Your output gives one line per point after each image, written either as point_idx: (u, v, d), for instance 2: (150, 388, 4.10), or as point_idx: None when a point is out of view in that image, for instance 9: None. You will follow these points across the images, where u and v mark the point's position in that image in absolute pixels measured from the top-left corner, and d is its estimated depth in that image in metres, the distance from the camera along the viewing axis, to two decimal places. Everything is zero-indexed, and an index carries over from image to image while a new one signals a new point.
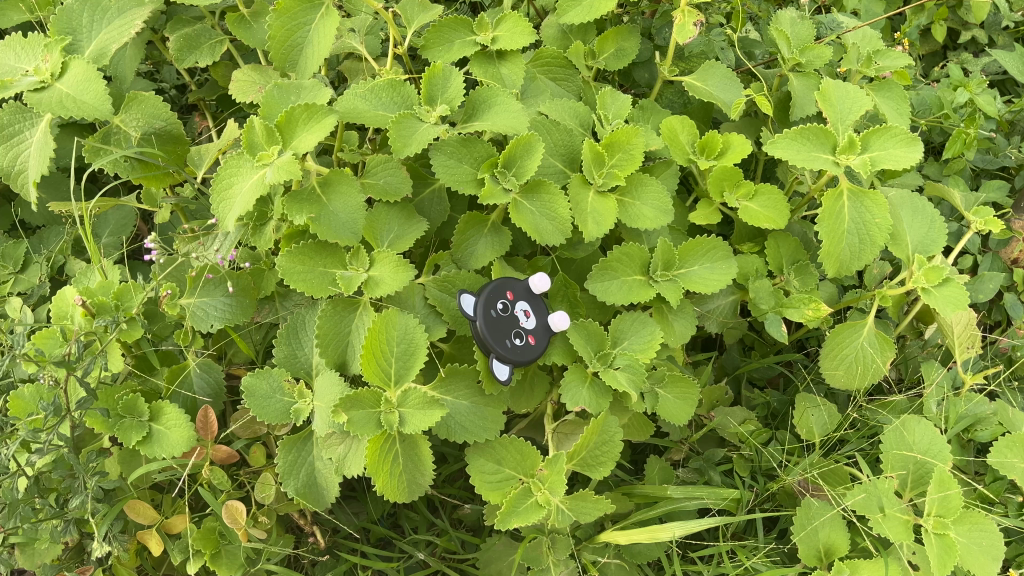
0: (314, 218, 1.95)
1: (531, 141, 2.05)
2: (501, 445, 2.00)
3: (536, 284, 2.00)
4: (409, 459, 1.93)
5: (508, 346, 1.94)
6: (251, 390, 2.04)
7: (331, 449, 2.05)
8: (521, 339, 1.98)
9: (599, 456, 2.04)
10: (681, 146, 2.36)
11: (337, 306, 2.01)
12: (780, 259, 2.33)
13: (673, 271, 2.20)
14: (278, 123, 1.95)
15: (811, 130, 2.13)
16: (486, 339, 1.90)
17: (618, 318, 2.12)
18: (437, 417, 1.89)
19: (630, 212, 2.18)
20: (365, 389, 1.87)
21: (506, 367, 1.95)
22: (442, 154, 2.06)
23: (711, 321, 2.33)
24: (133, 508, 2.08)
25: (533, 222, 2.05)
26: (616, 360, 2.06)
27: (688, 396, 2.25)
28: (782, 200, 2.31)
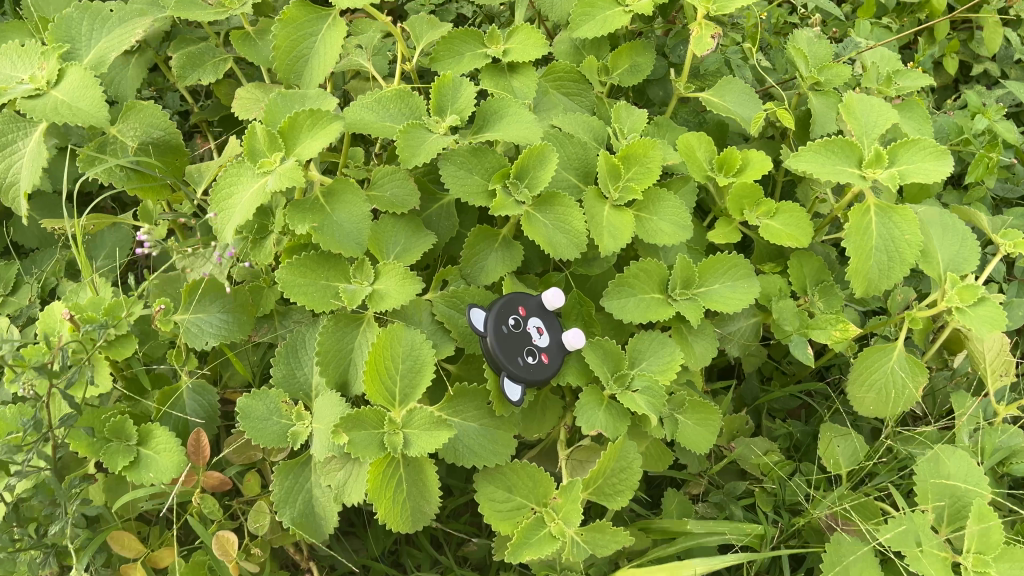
0: (317, 228, 1.84)
1: (543, 151, 1.96)
2: (513, 471, 1.87)
3: (549, 299, 1.90)
4: (413, 484, 1.79)
5: (519, 364, 1.84)
6: (245, 412, 1.92)
7: (330, 476, 1.92)
8: (534, 357, 1.87)
9: (617, 485, 1.91)
10: (697, 162, 2.28)
11: (339, 322, 1.92)
12: (803, 280, 2.23)
13: (692, 290, 2.10)
14: (281, 129, 1.87)
15: (836, 143, 2.05)
16: (497, 356, 1.81)
17: (636, 337, 2.00)
18: (445, 438, 1.75)
19: (647, 227, 2.09)
20: (368, 408, 1.75)
21: (518, 387, 1.84)
22: (452, 164, 1.96)
23: (732, 345, 2.21)
24: (116, 538, 1.94)
25: (547, 235, 1.95)
26: (634, 382, 1.94)
27: (709, 424, 2.13)
28: (804, 218, 2.22)
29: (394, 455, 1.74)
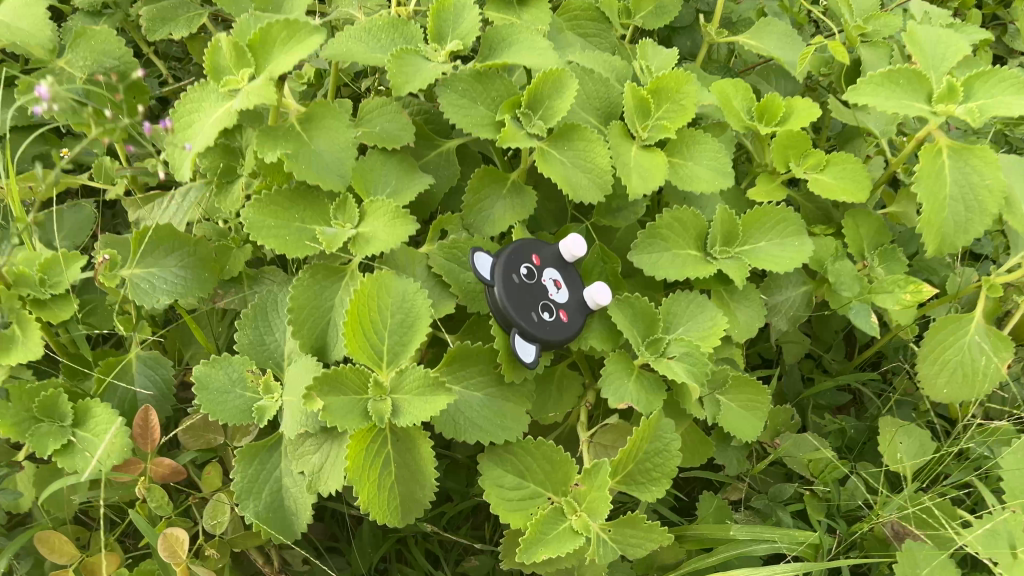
0: (291, 156, 1.53)
1: (561, 76, 1.66)
2: (525, 452, 1.53)
3: (568, 245, 1.58)
4: (404, 467, 1.47)
5: (532, 320, 1.51)
6: (202, 383, 1.59)
7: (303, 460, 1.57)
8: (551, 313, 1.55)
9: (651, 472, 1.59)
10: (734, 109, 1.98)
11: (316, 274, 1.60)
12: (859, 242, 1.92)
13: (734, 248, 1.79)
14: (250, 43, 1.54)
15: (903, 74, 1.75)
16: (507, 308, 1.49)
17: (671, 297, 1.69)
18: (444, 405, 1.42)
19: (681, 174, 1.78)
20: (349, 366, 1.42)
21: (532, 348, 1.51)
22: (452, 90, 1.66)
23: (779, 317, 1.89)
24: (41, 537, 1.59)
25: (565, 173, 1.65)
26: (671, 347, 1.62)
27: (754, 406, 1.81)
28: (860, 171, 1.92)
29: (382, 425, 1.42)
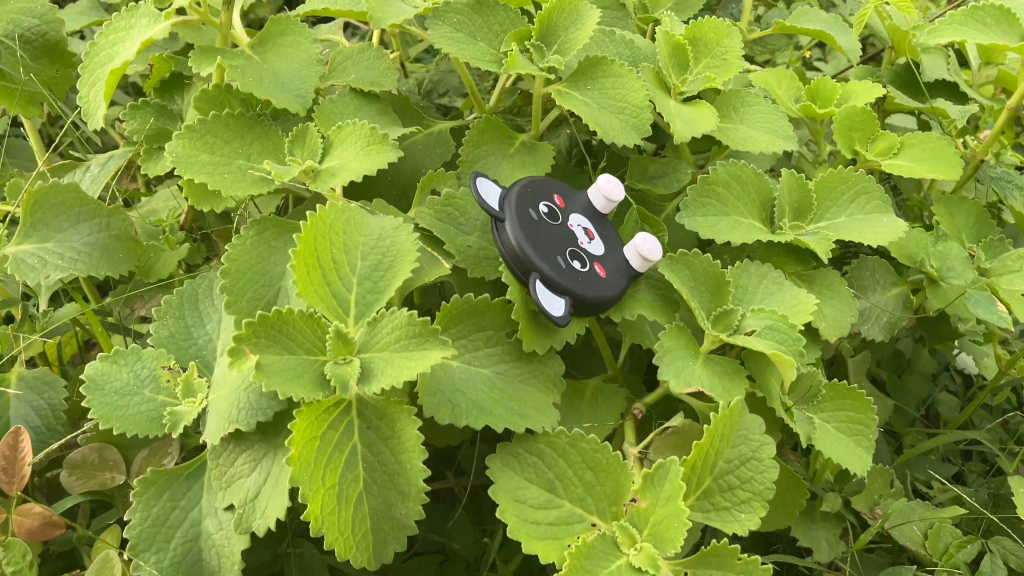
0: (236, 68, 1.18)
1: (577, 6, 1.35)
2: (555, 453, 1.05)
3: (601, 183, 1.18)
4: (376, 469, 0.99)
5: (559, 265, 1.09)
6: (96, 381, 1.13)
7: (231, 485, 1.07)
8: (583, 264, 1.12)
9: (737, 491, 1.09)
10: (780, 93, 1.66)
11: (263, 231, 1.19)
12: (956, 232, 1.54)
13: (809, 222, 1.39)
14: None
15: (988, 11, 1.44)
16: (522, 244, 1.06)
17: (738, 266, 1.27)
18: (434, 363, 0.96)
19: (732, 135, 1.42)
20: (298, 311, 0.98)
21: (560, 303, 1.07)
22: (445, 21, 1.32)
23: (872, 323, 1.46)
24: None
25: (591, 111, 1.28)
26: (748, 319, 1.18)
27: (858, 430, 1.32)
28: (945, 148, 1.57)
29: (344, 394, 0.95)
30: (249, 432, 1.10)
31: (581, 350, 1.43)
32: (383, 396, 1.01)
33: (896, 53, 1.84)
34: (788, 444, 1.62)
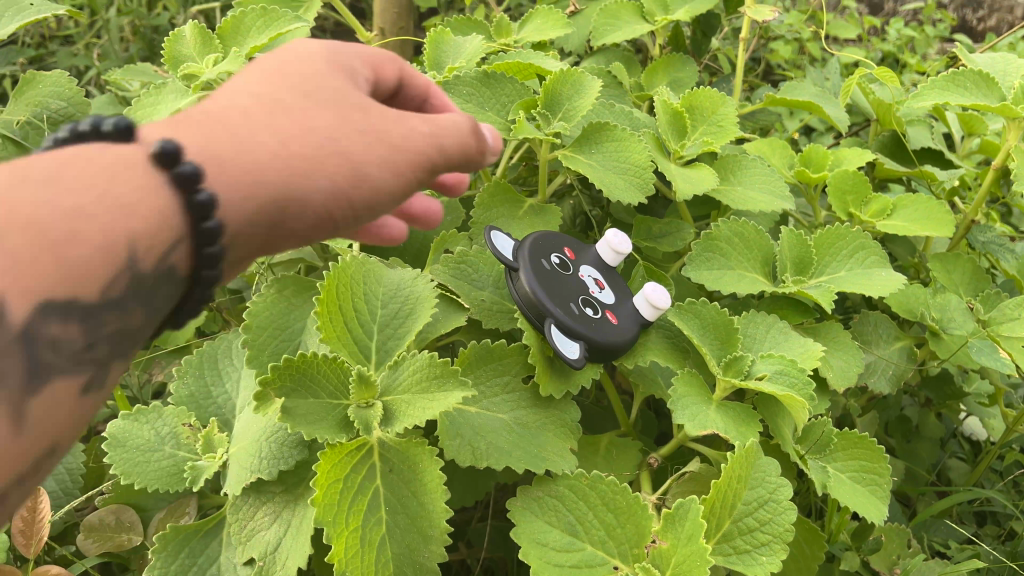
0: None
1: (579, 76, 1.41)
2: (575, 496, 1.06)
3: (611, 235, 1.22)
4: (399, 513, 0.99)
5: (572, 311, 1.12)
6: (117, 438, 1.13)
7: (251, 539, 1.06)
8: (595, 312, 1.15)
9: (757, 533, 1.08)
10: (774, 161, 1.74)
11: (284, 288, 1.22)
12: (953, 285, 1.59)
13: (810, 276, 1.43)
14: (218, 28, 1.38)
15: (967, 76, 1.54)
16: (537, 292, 1.10)
17: (744, 316, 1.31)
18: (453, 405, 0.98)
19: (733, 195, 1.48)
20: (322, 356, 1.00)
21: (575, 347, 1.10)
22: (456, 93, 1.40)
23: (878, 376, 1.48)
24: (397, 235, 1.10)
25: (597, 172, 1.34)
26: (758, 364, 1.19)
27: (873, 479, 1.30)
28: (936, 208, 1.61)
29: (367, 434, 0.98)
30: (270, 485, 1.10)
31: (593, 411, 1.44)
32: (405, 438, 1.03)
33: (881, 125, 1.93)
34: (803, 506, 1.61)
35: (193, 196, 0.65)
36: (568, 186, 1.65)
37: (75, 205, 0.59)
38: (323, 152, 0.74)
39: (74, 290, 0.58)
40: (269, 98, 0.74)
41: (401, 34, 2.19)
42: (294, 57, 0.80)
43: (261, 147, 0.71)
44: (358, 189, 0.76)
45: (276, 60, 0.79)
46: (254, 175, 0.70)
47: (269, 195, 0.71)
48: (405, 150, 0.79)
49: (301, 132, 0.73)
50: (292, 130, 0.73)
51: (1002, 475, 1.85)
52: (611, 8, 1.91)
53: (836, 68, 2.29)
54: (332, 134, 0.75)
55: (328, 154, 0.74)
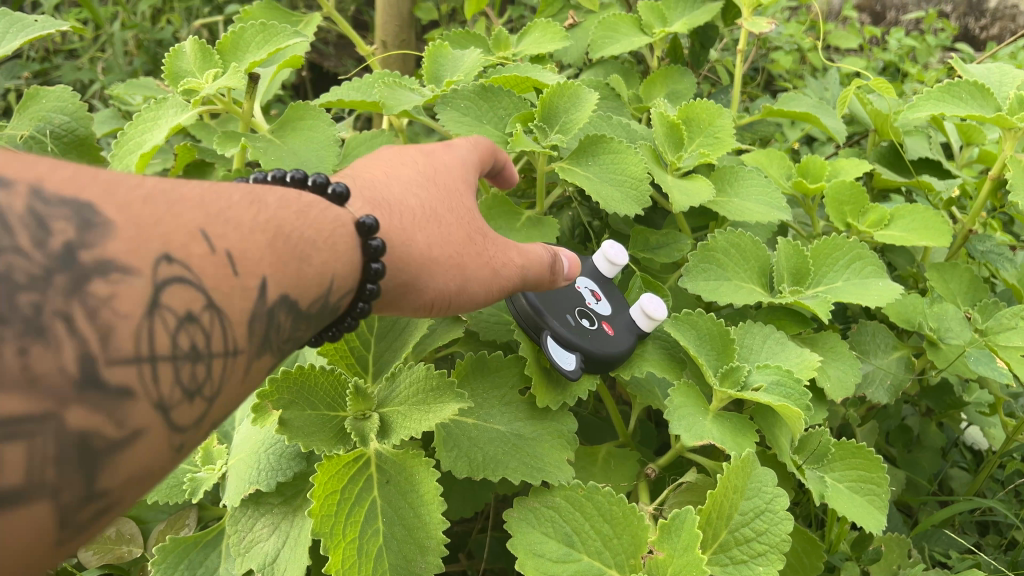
0: (262, 152, 1.29)
1: (576, 89, 1.42)
2: (571, 507, 1.06)
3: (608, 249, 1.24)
4: (395, 524, 0.99)
5: (568, 322, 1.13)
6: None
7: (249, 550, 1.06)
8: (592, 324, 1.17)
9: (754, 543, 1.07)
10: (772, 172, 1.75)
11: None
12: (950, 295, 1.60)
13: (807, 286, 1.43)
14: (218, 43, 1.39)
15: (962, 87, 1.55)
16: (533, 304, 1.11)
17: (741, 327, 1.32)
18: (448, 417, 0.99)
19: (729, 207, 1.48)
20: (319, 369, 1.02)
21: (572, 359, 1.11)
22: (454, 107, 1.41)
23: (875, 386, 1.49)
24: None
25: (594, 184, 1.35)
26: (754, 375, 1.20)
27: (871, 489, 1.29)
28: (933, 219, 1.61)
29: (366, 446, 1.01)
30: (268, 497, 1.11)
31: (591, 422, 1.45)
32: (402, 450, 1.04)
33: (879, 135, 1.94)
34: (803, 516, 1.61)
35: (372, 264, 0.85)
36: (567, 198, 1.67)
37: (309, 244, 0.79)
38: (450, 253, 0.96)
39: (301, 297, 0.77)
40: (428, 208, 0.98)
41: (402, 46, 2.21)
42: (442, 174, 1.05)
43: (417, 240, 0.94)
44: (465, 292, 0.96)
45: (437, 179, 1.04)
46: (403, 263, 0.92)
47: (406, 280, 0.92)
48: (507, 272, 1.01)
49: (443, 241, 0.96)
50: (436, 238, 0.95)
51: (1003, 484, 1.85)
52: (609, 20, 1.92)
53: (835, 78, 2.30)
54: (465, 241, 0.98)
55: (450, 258, 0.95)
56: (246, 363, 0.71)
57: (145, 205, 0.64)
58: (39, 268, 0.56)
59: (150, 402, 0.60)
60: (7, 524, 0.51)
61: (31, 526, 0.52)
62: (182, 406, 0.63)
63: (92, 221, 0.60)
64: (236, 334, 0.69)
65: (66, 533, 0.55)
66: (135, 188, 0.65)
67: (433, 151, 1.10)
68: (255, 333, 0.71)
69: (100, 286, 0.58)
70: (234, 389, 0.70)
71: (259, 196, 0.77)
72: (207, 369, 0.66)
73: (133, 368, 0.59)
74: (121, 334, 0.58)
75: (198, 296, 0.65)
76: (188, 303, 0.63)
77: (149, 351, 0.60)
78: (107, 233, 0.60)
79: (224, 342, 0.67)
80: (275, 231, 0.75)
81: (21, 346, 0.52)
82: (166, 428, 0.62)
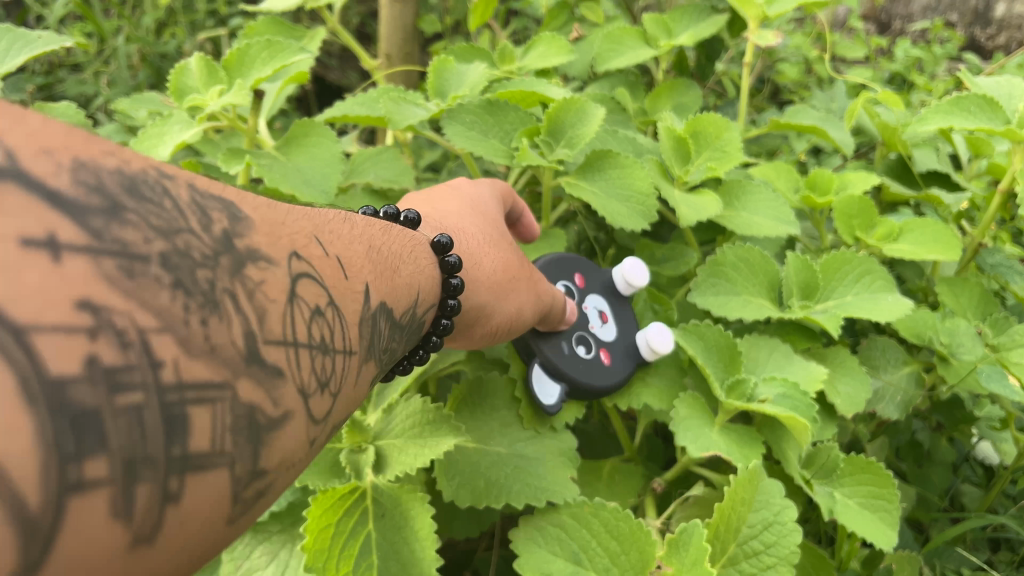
0: (266, 169, 1.28)
1: (582, 104, 1.41)
2: (578, 524, 1.05)
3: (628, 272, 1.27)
4: (389, 557, 0.98)
5: (562, 352, 1.18)
6: None
7: None
8: (588, 351, 1.21)
9: (762, 556, 1.04)
10: (780, 185, 1.74)
11: None
12: (961, 309, 1.58)
13: (817, 301, 1.41)
14: (223, 60, 1.39)
15: (971, 100, 1.54)
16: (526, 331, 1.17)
17: (750, 341, 1.30)
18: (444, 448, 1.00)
19: (736, 221, 1.47)
20: None
21: (556, 391, 1.16)
22: (459, 121, 1.40)
23: (886, 402, 1.47)
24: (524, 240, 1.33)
25: (600, 199, 1.34)
26: (762, 388, 1.18)
27: (882, 506, 1.26)
28: (943, 231, 1.58)
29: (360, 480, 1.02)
30: (268, 524, 1.10)
31: (598, 438, 1.44)
32: (399, 485, 1.04)
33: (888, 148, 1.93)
34: (814, 533, 1.58)
35: (451, 281, 0.94)
36: (573, 212, 1.66)
37: (397, 259, 0.85)
38: (509, 279, 1.06)
39: (393, 307, 0.79)
40: (484, 240, 1.07)
41: (407, 60, 2.20)
42: (482, 210, 1.14)
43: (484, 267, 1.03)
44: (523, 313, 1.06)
45: (480, 213, 1.13)
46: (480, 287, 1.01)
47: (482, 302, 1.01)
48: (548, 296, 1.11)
49: (502, 269, 1.06)
50: (497, 266, 1.05)
51: (1015, 500, 1.82)
52: (614, 33, 1.91)
53: (842, 90, 2.28)
54: (516, 268, 1.08)
55: (506, 284, 1.05)
56: (358, 365, 0.70)
57: (271, 211, 0.66)
58: (208, 248, 0.55)
59: (297, 384, 0.59)
60: (199, 492, 0.49)
61: (213, 499, 0.50)
62: (318, 397, 0.62)
63: (236, 214, 0.60)
64: (352, 335, 0.69)
65: (235, 511, 0.53)
66: (256, 198, 0.67)
67: (461, 185, 1.18)
68: (364, 336, 0.71)
69: (252, 271, 0.58)
70: (349, 395, 0.68)
71: (348, 217, 0.82)
72: (334, 363, 0.65)
73: (283, 349, 0.58)
74: (271, 318, 0.58)
75: (322, 292, 0.65)
76: (316, 296, 0.64)
77: (293, 336, 0.59)
78: (249, 226, 0.61)
79: (343, 341, 0.67)
80: (370, 245, 0.80)
81: (203, 314, 0.51)
82: (308, 417, 0.60)
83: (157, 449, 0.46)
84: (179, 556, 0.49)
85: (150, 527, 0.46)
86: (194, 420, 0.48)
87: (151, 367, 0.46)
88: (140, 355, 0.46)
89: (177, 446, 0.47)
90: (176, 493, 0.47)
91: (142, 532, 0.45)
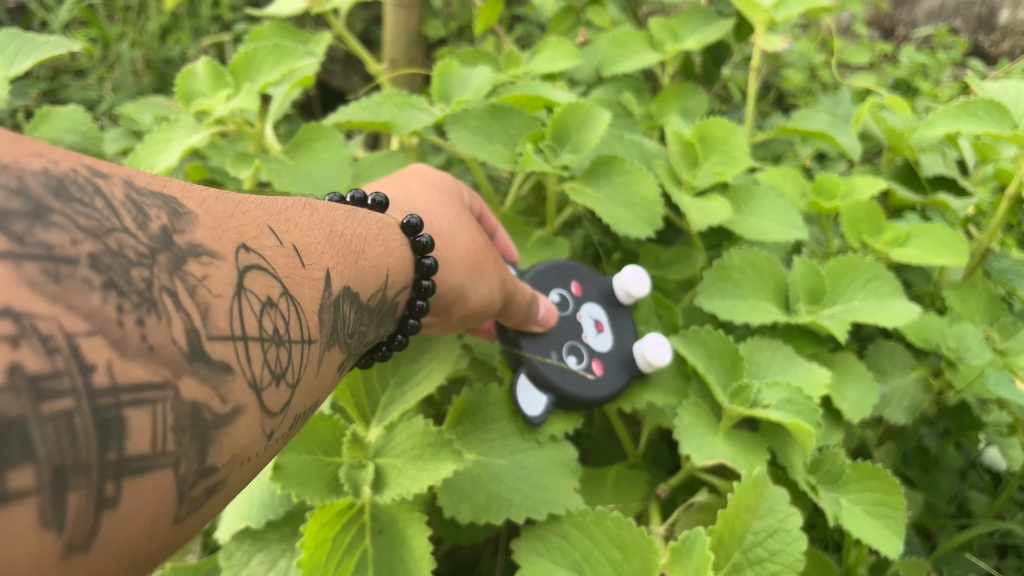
0: (273, 173, 1.29)
1: (587, 109, 1.41)
2: (581, 534, 1.05)
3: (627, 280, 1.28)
4: (386, 571, 1.01)
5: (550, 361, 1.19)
6: None
7: None
8: (579, 360, 1.22)
9: (766, 563, 1.03)
10: (786, 190, 1.74)
11: None
12: (968, 314, 1.58)
13: (823, 306, 1.41)
14: (231, 63, 1.39)
15: (979, 105, 1.53)
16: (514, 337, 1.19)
17: (754, 346, 1.30)
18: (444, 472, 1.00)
19: (744, 226, 1.47)
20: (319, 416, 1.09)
21: (542, 400, 1.17)
22: (464, 126, 1.40)
23: (893, 407, 1.46)
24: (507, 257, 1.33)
25: (605, 206, 1.34)
26: (764, 393, 1.18)
27: (888, 513, 1.25)
28: (948, 235, 1.57)
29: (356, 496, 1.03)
30: (268, 532, 1.10)
31: (602, 442, 1.43)
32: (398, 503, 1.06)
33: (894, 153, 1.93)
34: (819, 539, 1.57)
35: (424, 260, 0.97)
36: (578, 217, 1.66)
37: (361, 242, 0.87)
38: (482, 259, 1.09)
39: (354, 293, 0.81)
40: (452, 221, 1.09)
41: (412, 64, 2.21)
42: (448, 191, 1.16)
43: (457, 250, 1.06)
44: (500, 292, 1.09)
45: (446, 196, 1.14)
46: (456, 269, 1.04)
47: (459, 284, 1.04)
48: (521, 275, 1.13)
49: (474, 250, 1.08)
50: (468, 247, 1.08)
51: None
52: (620, 38, 1.91)
53: (848, 95, 2.28)
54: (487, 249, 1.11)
55: (479, 265, 1.08)
56: (319, 353, 0.72)
57: (217, 203, 0.67)
58: (144, 246, 0.55)
59: (246, 379, 0.59)
60: (139, 493, 0.49)
61: (157, 499, 0.51)
62: (271, 389, 0.63)
63: (178, 210, 0.61)
64: (310, 322, 0.70)
65: (182, 510, 0.53)
66: (204, 191, 0.67)
67: (422, 170, 1.19)
68: (324, 322, 0.73)
69: (194, 267, 0.58)
70: (310, 378, 0.70)
71: (309, 204, 0.83)
72: (289, 354, 0.66)
73: (229, 344, 0.58)
74: (216, 313, 0.58)
75: (274, 283, 0.66)
76: (266, 288, 0.64)
77: (242, 331, 0.60)
78: (192, 221, 0.61)
79: (300, 329, 0.68)
80: (330, 229, 0.81)
81: (139, 314, 0.51)
82: (260, 410, 0.61)
83: (89, 454, 0.45)
84: (125, 558, 0.49)
85: (86, 533, 0.46)
86: (130, 422, 0.48)
87: (81, 371, 0.46)
88: (68, 360, 0.46)
89: (111, 450, 0.47)
90: (113, 497, 0.47)
91: (75, 540, 0.45)
